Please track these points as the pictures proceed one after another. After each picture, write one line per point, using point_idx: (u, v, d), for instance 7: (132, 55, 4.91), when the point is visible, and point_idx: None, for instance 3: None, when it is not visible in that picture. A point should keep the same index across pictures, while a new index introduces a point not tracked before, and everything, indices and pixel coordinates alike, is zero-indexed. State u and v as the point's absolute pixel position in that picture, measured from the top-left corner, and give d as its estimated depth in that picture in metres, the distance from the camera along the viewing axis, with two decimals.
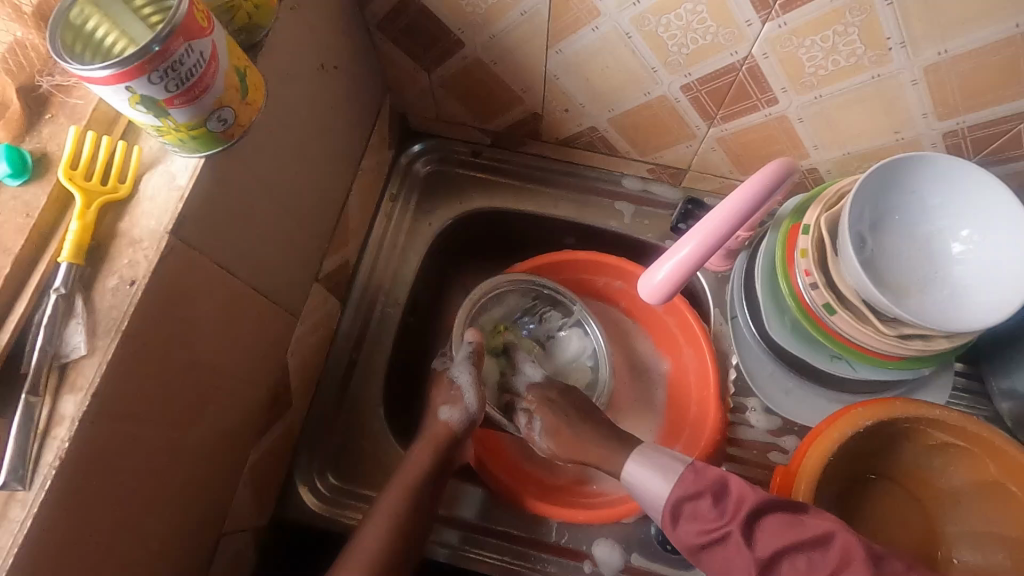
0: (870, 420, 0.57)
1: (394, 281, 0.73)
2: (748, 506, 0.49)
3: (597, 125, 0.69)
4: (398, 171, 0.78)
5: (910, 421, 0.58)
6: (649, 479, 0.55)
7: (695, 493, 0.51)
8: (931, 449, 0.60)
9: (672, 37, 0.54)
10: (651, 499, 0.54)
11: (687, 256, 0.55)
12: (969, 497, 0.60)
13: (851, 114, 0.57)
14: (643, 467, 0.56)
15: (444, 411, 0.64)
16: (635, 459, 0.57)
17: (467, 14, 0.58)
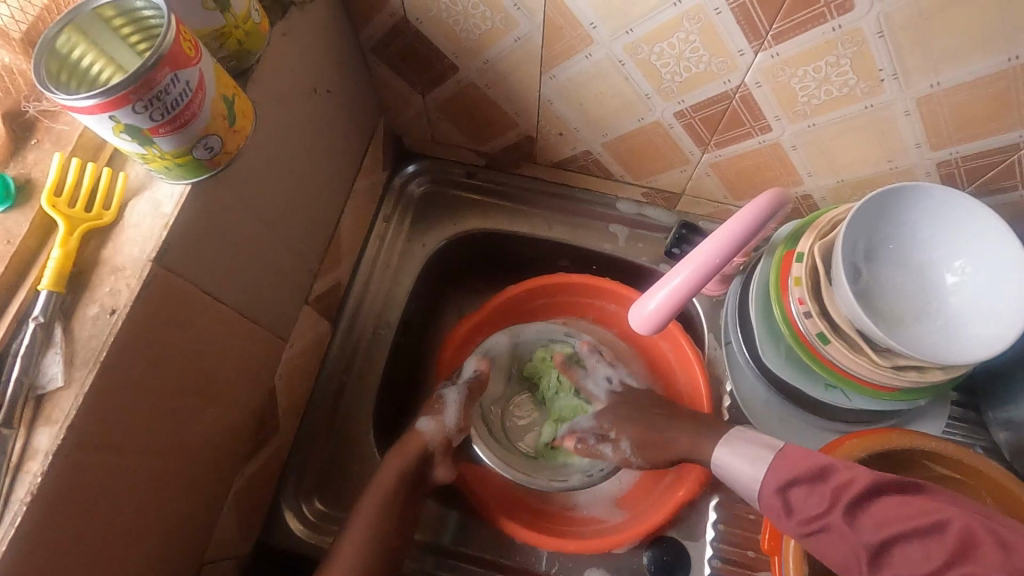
0: (865, 452, 0.56)
1: (387, 303, 0.73)
2: (849, 493, 0.47)
3: (591, 149, 0.69)
4: (391, 192, 0.78)
5: (905, 452, 0.57)
6: (739, 463, 0.56)
7: (793, 480, 0.51)
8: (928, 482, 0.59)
9: (665, 65, 0.54)
10: (746, 486, 0.55)
11: (681, 283, 0.54)
12: None
13: (845, 143, 0.57)
14: (733, 454, 0.57)
15: (421, 421, 0.65)
16: (724, 448, 0.58)
17: (461, 40, 0.58)
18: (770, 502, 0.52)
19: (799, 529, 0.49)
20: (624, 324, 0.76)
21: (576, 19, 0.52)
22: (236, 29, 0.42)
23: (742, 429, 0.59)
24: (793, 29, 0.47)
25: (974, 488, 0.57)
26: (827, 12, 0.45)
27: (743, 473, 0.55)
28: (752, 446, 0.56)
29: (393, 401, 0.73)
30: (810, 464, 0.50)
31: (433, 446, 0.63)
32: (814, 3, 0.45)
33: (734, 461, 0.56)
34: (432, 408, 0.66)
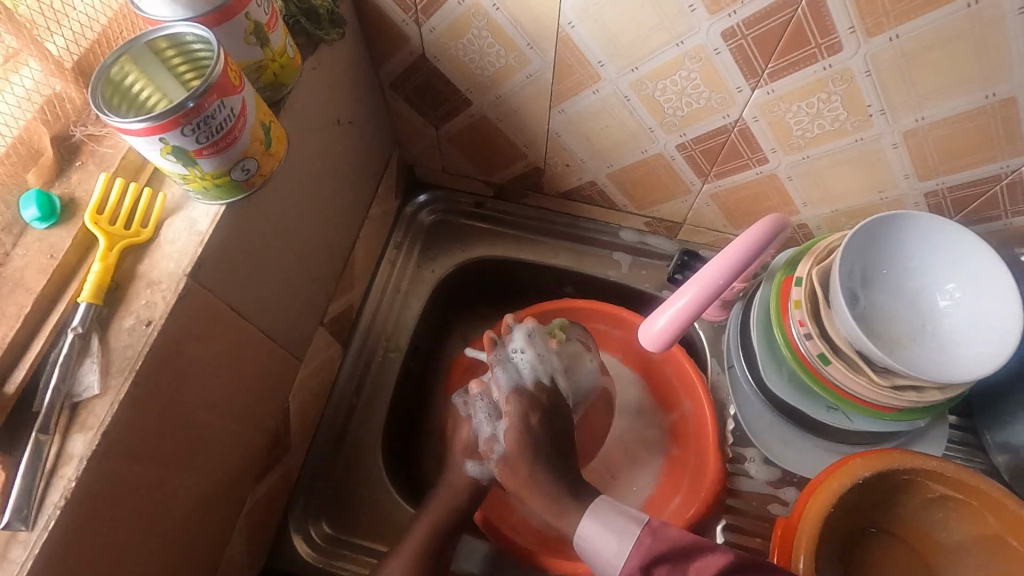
0: (869, 472, 0.57)
1: (397, 327, 0.74)
2: (710, 569, 0.45)
3: (596, 179, 0.72)
4: (402, 220, 0.81)
5: (906, 474, 0.58)
6: (597, 536, 0.51)
7: (659, 557, 0.48)
8: (931, 502, 0.60)
9: (668, 101, 0.58)
10: (605, 564, 0.51)
11: (684, 306, 0.56)
12: (970, 551, 0.59)
13: (838, 174, 0.60)
14: (599, 526, 0.52)
15: (471, 468, 0.63)
16: (591, 516, 0.53)
17: (475, 75, 0.62)
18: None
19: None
20: (628, 349, 0.78)
21: (585, 57, 0.56)
22: (273, 62, 0.45)
23: (602, 499, 0.54)
24: (787, 68, 0.51)
25: (977, 509, 0.58)
26: (819, 52, 0.49)
27: (607, 549, 0.51)
28: (613, 515, 0.52)
29: (403, 425, 0.73)
30: (679, 542, 0.48)
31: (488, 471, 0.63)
32: (806, 45, 0.49)
33: (596, 534, 0.52)
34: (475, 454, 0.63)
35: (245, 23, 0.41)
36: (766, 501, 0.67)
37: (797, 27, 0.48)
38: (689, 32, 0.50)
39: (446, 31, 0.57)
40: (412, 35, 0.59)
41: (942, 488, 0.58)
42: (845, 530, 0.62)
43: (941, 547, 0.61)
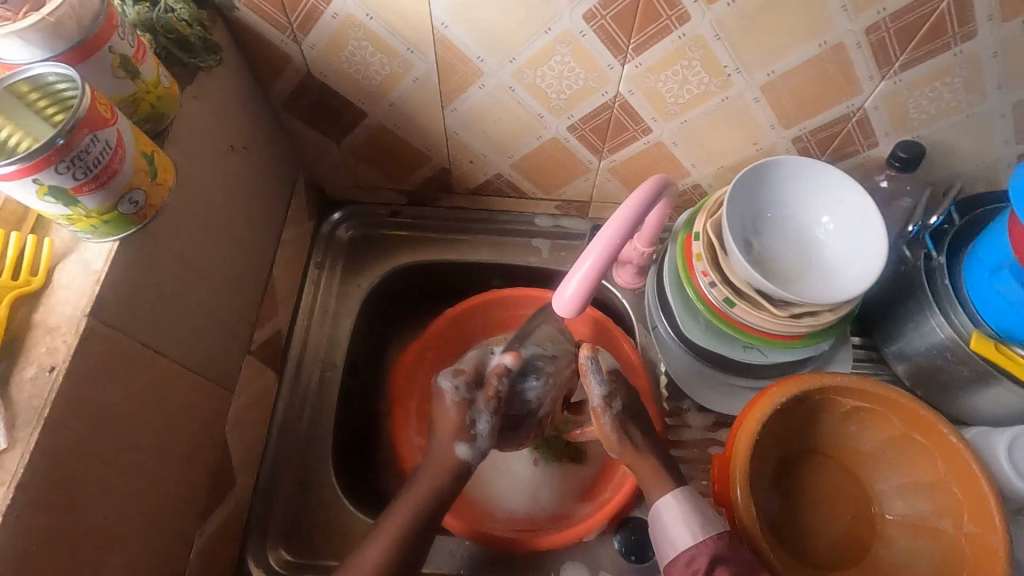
0: (786, 397, 0.61)
1: (331, 346, 0.75)
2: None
3: (501, 172, 0.75)
4: (320, 240, 0.81)
5: (819, 392, 0.63)
6: (673, 522, 0.56)
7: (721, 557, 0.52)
8: (846, 415, 0.66)
9: (549, 86, 0.61)
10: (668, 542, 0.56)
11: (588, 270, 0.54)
12: (888, 454, 0.65)
13: (714, 133, 0.65)
14: (677, 513, 0.57)
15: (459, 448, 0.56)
16: (676, 500, 0.57)
17: (365, 86, 0.63)
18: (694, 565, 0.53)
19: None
20: None
21: (464, 55, 0.58)
22: (148, 94, 0.45)
23: (686, 489, 0.58)
24: (648, 41, 0.55)
25: (884, 413, 0.64)
26: (671, 23, 0.53)
27: (674, 532, 0.56)
28: (693, 509, 0.56)
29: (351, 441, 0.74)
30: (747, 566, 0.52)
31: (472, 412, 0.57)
32: (659, 18, 0.53)
33: (672, 519, 0.57)
34: (465, 435, 0.56)
35: (110, 58, 0.41)
36: (706, 445, 0.71)
37: (647, 2, 0.52)
38: (554, 19, 0.54)
39: (326, 46, 0.58)
40: (294, 54, 0.60)
41: (854, 399, 0.64)
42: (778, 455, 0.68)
43: (861, 454, 0.67)
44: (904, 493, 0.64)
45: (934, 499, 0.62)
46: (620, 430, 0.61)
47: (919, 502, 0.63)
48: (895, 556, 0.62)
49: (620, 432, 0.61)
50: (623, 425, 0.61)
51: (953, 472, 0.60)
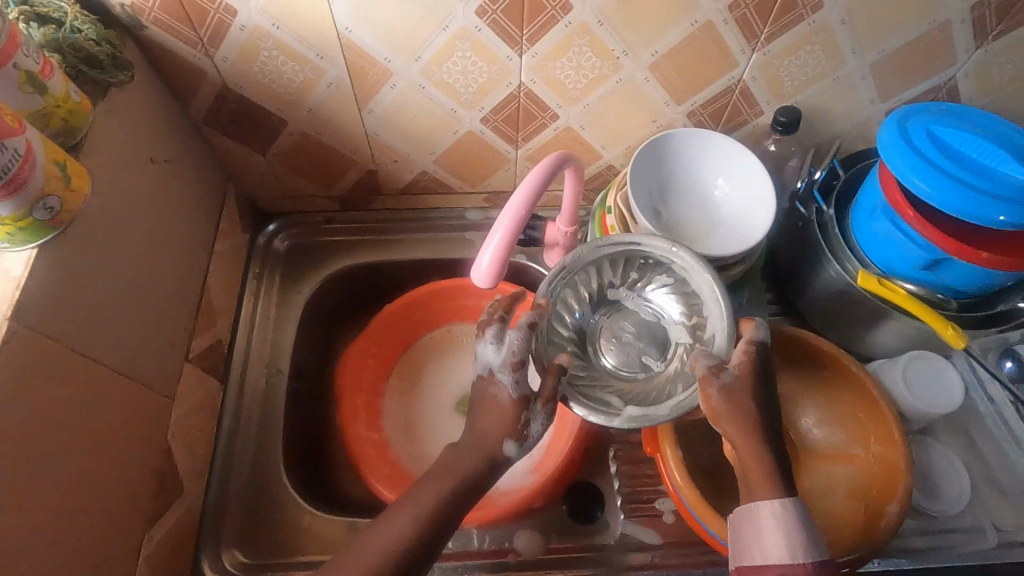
0: None
1: (275, 353, 0.77)
2: None
3: (425, 169, 0.78)
4: (256, 251, 0.83)
5: None
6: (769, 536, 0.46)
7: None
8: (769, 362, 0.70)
9: (457, 81, 0.65)
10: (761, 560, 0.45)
11: (500, 240, 0.54)
12: (803, 394, 0.71)
13: (615, 113, 0.71)
14: (781, 529, 0.45)
15: (506, 447, 0.51)
16: (777, 513, 0.46)
17: (281, 95, 0.66)
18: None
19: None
20: None
21: (372, 56, 0.62)
22: (57, 108, 0.47)
23: (800, 503, 0.46)
24: (539, 31, 0.60)
25: (797, 357, 0.69)
26: (556, 13, 0.58)
27: (768, 545, 0.46)
28: (802, 527, 0.46)
29: (301, 442, 0.76)
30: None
31: (525, 395, 0.52)
32: (545, 9, 0.58)
33: (772, 532, 0.46)
34: (517, 436, 0.51)
35: (15, 73, 0.44)
36: None
37: None
38: (449, 16, 0.58)
39: (238, 57, 0.61)
40: (207, 67, 0.62)
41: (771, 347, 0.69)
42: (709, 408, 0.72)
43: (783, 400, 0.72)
44: (821, 427, 0.69)
45: (846, 430, 0.67)
46: (734, 411, 0.49)
47: (834, 433, 0.68)
48: (818, 488, 0.67)
49: (736, 413, 0.49)
50: (736, 402, 0.49)
51: (861, 402, 0.65)
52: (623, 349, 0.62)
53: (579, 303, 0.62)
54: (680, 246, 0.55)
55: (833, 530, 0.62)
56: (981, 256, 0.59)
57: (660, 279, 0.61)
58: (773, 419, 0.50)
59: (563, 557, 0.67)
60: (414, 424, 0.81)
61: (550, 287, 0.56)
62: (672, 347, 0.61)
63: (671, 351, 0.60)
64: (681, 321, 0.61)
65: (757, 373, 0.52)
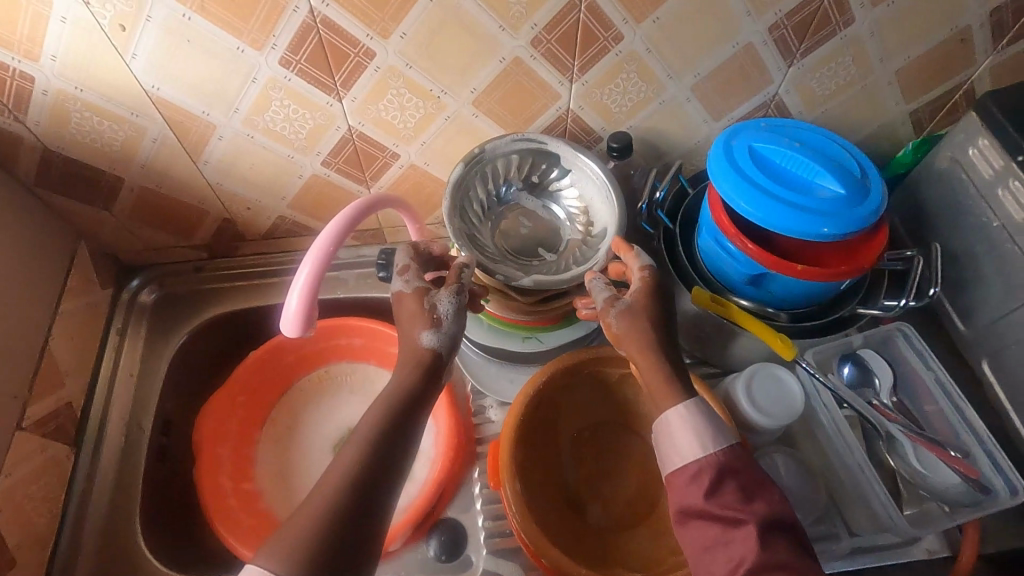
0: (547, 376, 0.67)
1: (136, 409, 0.76)
2: (740, 487, 0.47)
3: (282, 213, 0.78)
4: (121, 306, 0.82)
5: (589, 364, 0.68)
6: (681, 432, 0.50)
7: (718, 470, 0.48)
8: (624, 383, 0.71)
9: (284, 128, 0.66)
10: (676, 453, 0.50)
11: (305, 282, 0.54)
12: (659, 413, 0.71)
13: (454, 148, 0.71)
14: (686, 426, 0.50)
15: (422, 337, 0.54)
16: (683, 412, 0.51)
17: (108, 153, 0.66)
18: (697, 477, 0.48)
19: (707, 506, 0.47)
20: (368, 354, 0.85)
21: (188, 111, 0.62)
22: None
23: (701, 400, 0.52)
24: (351, 77, 0.61)
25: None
26: (361, 60, 0.59)
27: (680, 440, 0.50)
28: (704, 420, 0.51)
29: (164, 499, 0.75)
30: (751, 470, 0.49)
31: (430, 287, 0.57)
32: (348, 56, 0.59)
33: (683, 429, 0.50)
34: (428, 322, 0.55)
35: None
36: None
37: (330, 44, 0.57)
38: (254, 69, 0.59)
39: (51, 121, 0.61)
40: (23, 133, 0.62)
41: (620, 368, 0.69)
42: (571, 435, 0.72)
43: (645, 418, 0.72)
44: None
45: None
46: (630, 327, 0.55)
47: None
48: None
49: (636, 328, 0.55)
50: (633, 322, 0.55)
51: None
52: (515, 224, 0.72)
53: (484, 196, 0.70)
54: (582, 156, 0.67)
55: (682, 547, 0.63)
56: (796, 270, 0.60)
57: (560, 180, 0.71)
58: (667, 330, 0.56)
59: None
60: (288, 472, 0.80)
61: (454, 219, 0.64)
62: (562, 235, 0.71)
63: (564, 246, 0.70)
64: (570, 223, 0.71)
65: (655, 296, 0.57)
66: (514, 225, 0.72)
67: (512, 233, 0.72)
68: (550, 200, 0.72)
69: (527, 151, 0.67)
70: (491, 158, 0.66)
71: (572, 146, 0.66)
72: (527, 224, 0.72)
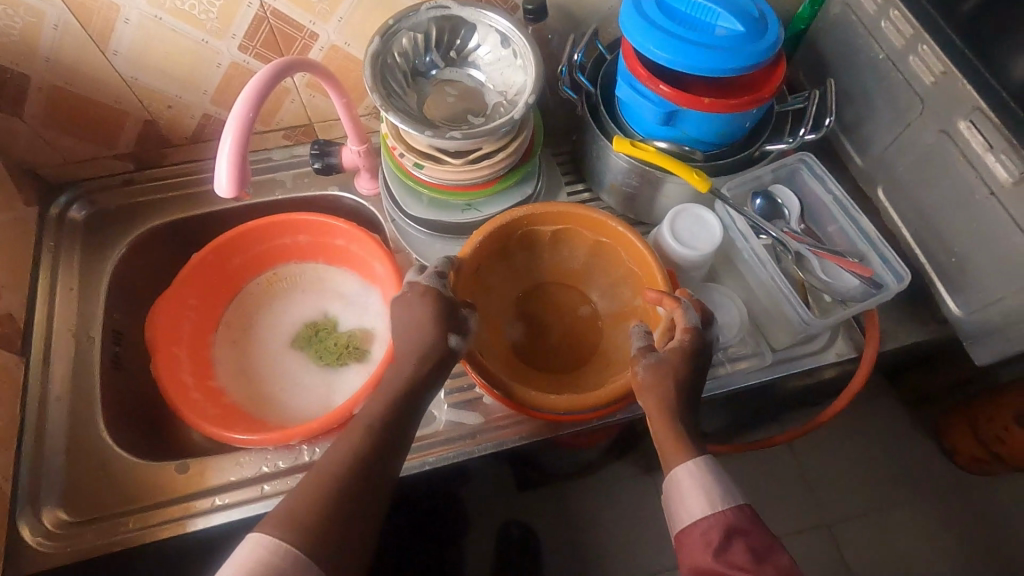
0: (483, 237, 0.68)
1: (82, 320, 0.76)
2: (749, 549, 0.47)
3: (207, 111, 0.77)
4: (50, 223, 0.80)
5: (518, 224, 0.71)
6: (687, 492, 0.50)
7: (727, 532, 0.48)
8: (556, 241, 0.74)
9: (193, 7, 0.65)
10: (687, 517, 0.50)
11: (233, 145, 0.55)
12: (592, 265, 0.76)
13: (373, 24, 0.72)
14: (695, 485, 0.50)
15: (450, 341, 0.58)
16: (690, 468, 0.51)
17: (7, 44, 0.64)
18: (705, 538, 0.48)
19: (716, 566, 0.46)
20: (313, 250, 0.87)
21: None
22: None
23: (710, 458, 0.52)
24: None
25: (579, 228, 0.72)
26: None
27: (690, 502, 0.50)
28: (713, 479, 0.51)
29: (126, 403, 0.76)
30: (761, 533, 0.48)
31: (453, 298, 0.61)
32: None
33: (689, 489, 0.50)
34: (455, 327, 0.59)
35: None
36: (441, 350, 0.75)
37: None
38: None
39: None
40: None
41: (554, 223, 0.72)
42: (510, 292, 0.77)
43: (579, 271, 0.77)
44: (609, 292, 0.75)
45: (631, 287, 0.72)
46: (654, 381, 0.56)
47: (619, 293, 0.74)
48: (614, 341, 0.74)
49: (661, 380, 0.55)
50: (662, 377, 0.55)
51: (633, 257, 0.70)
52: (439, 93, 0.73)
53: (405, 68, 0.71)
54: (490, 14, 0.68)
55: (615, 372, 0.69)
56: (703, 103, 0.65)
57: (477, 45, 0.72)
58: (692, 388, 0.56)
59: None
60: (248, 368, 0.82)
61: (377, 84, 0.64)
62: (488, 99, 0.73)
63: (489, 109, 0.72)
64: (492, 86, 0.73)
65: (698, 353, 0.58)
66: (438, 96, 0.73)
67: (437, 103, 0.73)
68: (469, 67, 0.74)
69: (439, 15, 0.68)
70: (406, 25, 0.67)
71: (481, 7, 0.67)
72: (451, 93, 0.73)
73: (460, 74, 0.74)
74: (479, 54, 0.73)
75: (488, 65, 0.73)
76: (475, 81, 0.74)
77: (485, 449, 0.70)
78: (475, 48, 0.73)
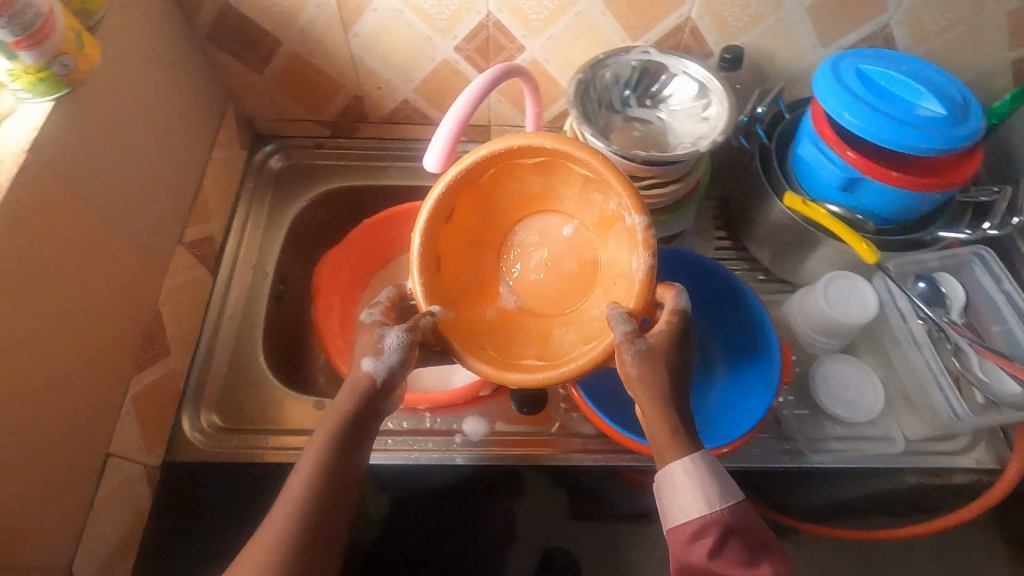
0: (433, 212, 0.59)
1: (260, 257, 0.85)
2: (745, 547, 0.46)
3: (407, 97, 0.86)
4: (253, 166, 0.91)
5: (455, 188, 0.60)
6: (681, 489, 0.48)
7: (725, 531, 0.46)
8: (498, 176, 0.63)
9: (431, 7, 0.73)
10: (679, 514, 0.48)
11: (449, 131, 0.63)
12: (552, 181, 0.64)
13: (577, 47, 0.78)
14: (691, 483, 0.48)
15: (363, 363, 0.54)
16: (684, 466, 0.49)
17: (276, 13, 0.75)
18: (698, 535, 0.47)
19: (711, 566, 0.45)
20: None
21: None
22: None
23: (706, 454, 0.50)
24: None
25: (507, 163, 0.61)
26: None
27: (684, 499, 0.48)
28: (710, 474, 0.49)
29: (278, 336, 0.84)
30: (757, 529, 0.47)
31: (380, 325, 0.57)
32: None
33: (685, 487, 0.48)
34: (373, 350, 0.55)
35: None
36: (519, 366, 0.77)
37: None
38: None
39: None
40: None
41: (491, 168, 0.61)
42: (493, 236, 0.67)
43: (542, 193, 0.65)
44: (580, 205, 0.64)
45: (601, 194, 0.61)
46: (647, 372, 0.53)
47: (591, 199, 0.63)
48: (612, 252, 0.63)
49: (654, 375, 0.52)
50: (650, 369, 0.53)
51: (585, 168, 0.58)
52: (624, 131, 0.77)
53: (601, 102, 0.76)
54: (691, 64, 0.73)
55: (620, 291, 0.60)
56: (891, 176, 0.65)
57: (669, 93, 0.77)
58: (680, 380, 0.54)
59: (507, 441, 0.74)
60: None
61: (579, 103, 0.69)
62: (671, 141, 0.76)
63: (671, 148, 0.74)
64: (676, 130, 0.76)
65: (680, 340, 0.56)
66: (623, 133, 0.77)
67: (622, 138, 0.77)
68: (656, 112, 0.78)
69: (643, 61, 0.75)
70: (612, 63, 0.73)
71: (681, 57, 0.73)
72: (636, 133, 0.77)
73: (647, 117, 0.78)
74: (670, 101, 0.77)
75: (677, 112, 0.76)
76: (660, 124, 0.77)
77: (594, 461, 0.72)
78: (667, 96, 0.77)
